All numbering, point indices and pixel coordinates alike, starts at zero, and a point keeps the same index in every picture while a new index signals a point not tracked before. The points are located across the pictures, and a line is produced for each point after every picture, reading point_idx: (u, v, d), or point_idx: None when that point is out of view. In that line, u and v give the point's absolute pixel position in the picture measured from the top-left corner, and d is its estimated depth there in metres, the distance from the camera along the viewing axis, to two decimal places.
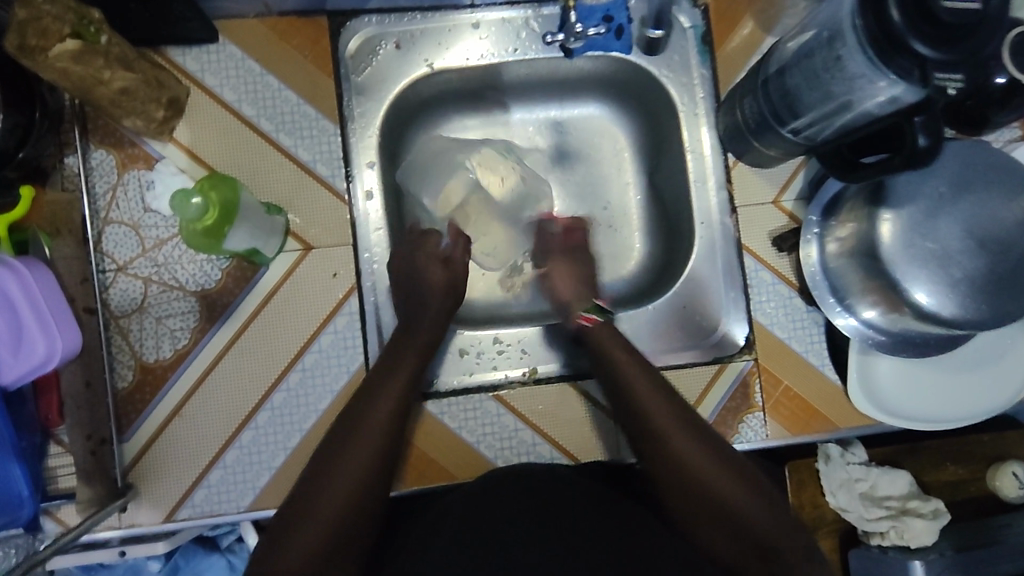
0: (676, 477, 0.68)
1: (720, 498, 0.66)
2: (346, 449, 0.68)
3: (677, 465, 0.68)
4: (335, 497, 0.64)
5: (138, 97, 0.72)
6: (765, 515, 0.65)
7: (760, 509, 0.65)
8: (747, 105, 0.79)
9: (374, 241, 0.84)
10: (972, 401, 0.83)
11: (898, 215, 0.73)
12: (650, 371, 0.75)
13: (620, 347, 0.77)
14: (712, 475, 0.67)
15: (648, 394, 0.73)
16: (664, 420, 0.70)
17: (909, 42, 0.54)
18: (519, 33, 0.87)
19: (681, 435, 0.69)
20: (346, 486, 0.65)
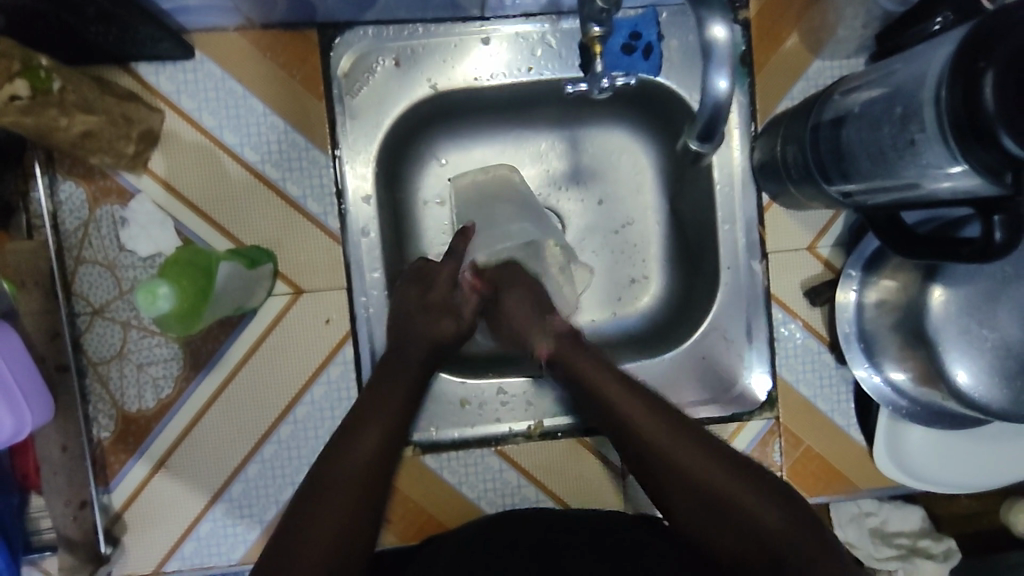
0: (683, 498, 0.58)
1: (765, 528, 0.54)
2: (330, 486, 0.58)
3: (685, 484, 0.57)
4: (321, 544, 0.55)
5: (103, 138, 0.64)
6: (792, 522, 0.55)
7: (762, 497, 0.56)
8: (789, 150, 0.70)
9: (370, 285, 0.76)
10: (1001, 472, 0.79)
11: (952, 292, 0.67)
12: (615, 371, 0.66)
13: (571, 342, 0.69)
14: (730, 491, 0.56)
15: (612, 392, 0.63)
16: (643, 430, 0.60)
17: (996, 133, 0.46)
18: (535, 49, 0.78)
19: (664, 440, 0.59)
20: (333, 527, 0.56)
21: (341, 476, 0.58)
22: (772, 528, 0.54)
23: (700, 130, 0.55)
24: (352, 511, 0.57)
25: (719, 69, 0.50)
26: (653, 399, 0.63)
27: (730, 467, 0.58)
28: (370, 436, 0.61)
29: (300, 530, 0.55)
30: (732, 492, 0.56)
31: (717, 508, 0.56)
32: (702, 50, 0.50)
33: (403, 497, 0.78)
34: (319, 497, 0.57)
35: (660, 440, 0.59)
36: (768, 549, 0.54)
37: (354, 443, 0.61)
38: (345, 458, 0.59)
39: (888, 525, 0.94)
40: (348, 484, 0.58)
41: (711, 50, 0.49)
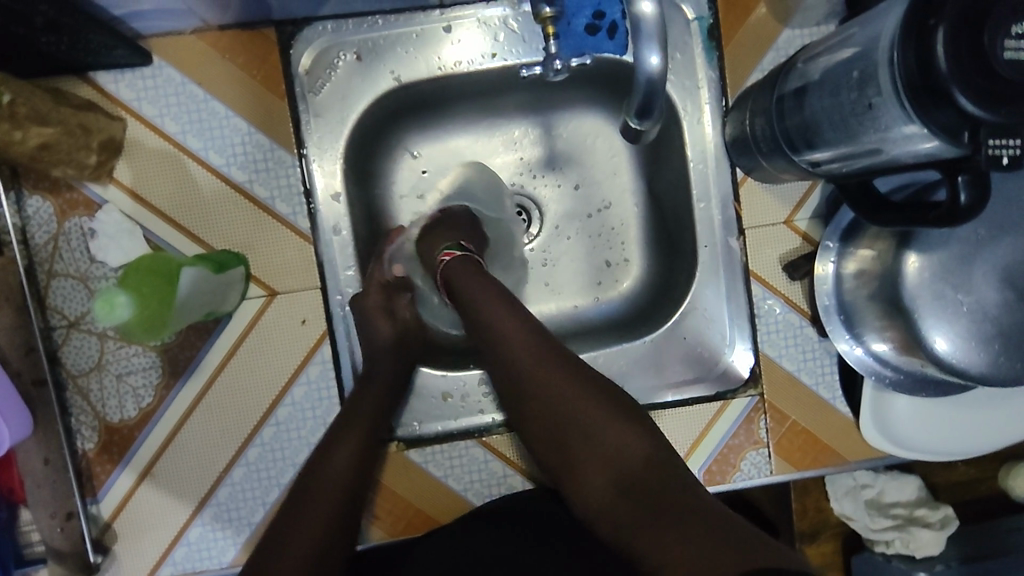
0: (541, 423, 0.67)
1: (628, 464, 0.61)
2: (306, 501, 0.62)
3: (574, 419, 0.65)
4: (300, 546, 0.59)
5: (61, 150, 0.63)
6: (638, 444, 0.62)
7: (625, 435, 0.63)
8: (758, 123, 0.70)
9: (345, 282, 0.77)
10: (987, 436, 0.78)
11: (928, 259, 0.66)
12: (517, 307, 0.73)
13: (472, 268, 0.76)
14: (617, 442, 0.62)
15: (510, 328, 0.71)
16: (538, 370, 0.68)
17: (951, 92, 0.45)
18: (497, 35, 0.77)
19: (539, 368, 0.68)
20: (319, 523, 0.61)
21: (326, 477, 0.64)
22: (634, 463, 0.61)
23: (636, 107, 0.54)
24: (332, 524, 0.62)
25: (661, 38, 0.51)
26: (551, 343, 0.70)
27: (621, 417, 0.64)
28: (346, 449, 0.66)
29: (292, 531, 0.60)
30: (618, 435, 0.63)
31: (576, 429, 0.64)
32: (631, 25, 0.50)
33: (391, 494, 0.78)
34: (301, 504, 0.62)
35: (543, 374, 0.68)
36: (629, 486, 0.59)
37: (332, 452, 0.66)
38: (325, 466, 0.65)
39: (885, 496, 0.94)
40: (334, 485, 0.64)
41: (640, 24, 0.49)
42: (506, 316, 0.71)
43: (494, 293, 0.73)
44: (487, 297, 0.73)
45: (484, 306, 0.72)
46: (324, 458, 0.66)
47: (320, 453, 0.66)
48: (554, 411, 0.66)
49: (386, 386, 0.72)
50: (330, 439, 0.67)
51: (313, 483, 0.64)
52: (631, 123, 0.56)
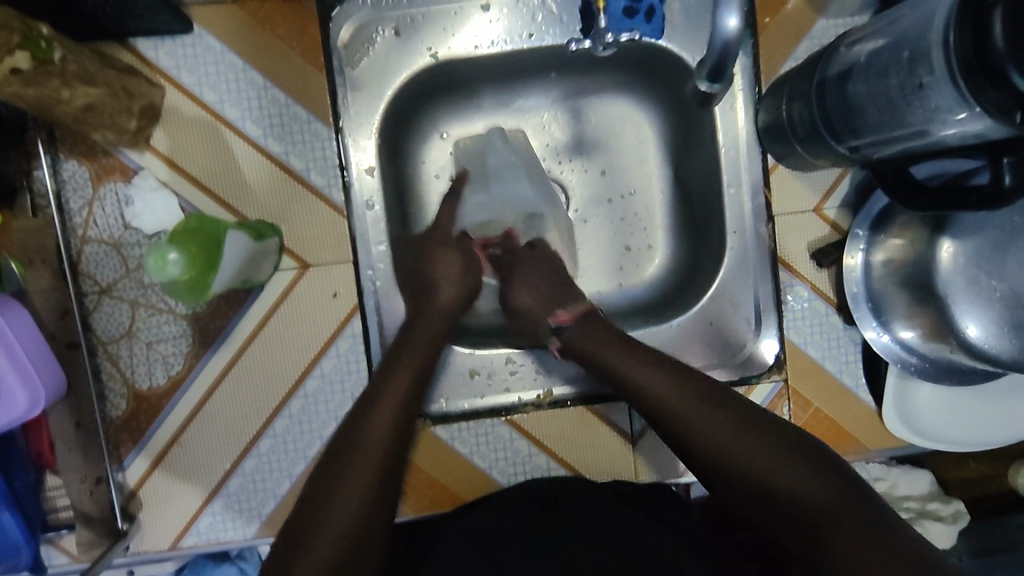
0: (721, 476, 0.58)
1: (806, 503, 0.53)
2: (351, 455, 0.59)
3: (739, 471, 0.57)
4: (344, 510, 0.56)
5: (105, 112, 0.64)
6: (833, 495, 0.53)
7: (807, 477, 0.54)
8: (794, 107, 0.70)
9: (377, 257, 0.77)
10: (1010, 427, 0.79)
11: (962, 246, 0.67)
12: (648, 356, 0.67)
13: (600, 333, 0.70)
14: (773, 468, 0.55)
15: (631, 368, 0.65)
16: (683, 412, 0.61)
17: (1006, 72, 0.46)
18: (535, 15, 0.77)
19: (702, 416, 0.60)
20: (357, 496, 0.57)
21: (373, 427, 0.61)
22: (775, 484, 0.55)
23: (710, 66, 0.56)
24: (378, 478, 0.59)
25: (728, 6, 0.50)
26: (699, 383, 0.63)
27: (772, 443, 0.57)
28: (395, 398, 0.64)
29: (330, 493, 0.57)
30: (799, 479, 0.54)
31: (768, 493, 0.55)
32: None
33: (416, 470, 0.78)
34: (348, 451, 0.60)
35: (691, 413, 0.60)
36: (802, 523, 0.52)
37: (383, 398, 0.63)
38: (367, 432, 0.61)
39: (896, 489, 0.93)
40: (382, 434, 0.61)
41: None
42: (648, 369, 0.65)
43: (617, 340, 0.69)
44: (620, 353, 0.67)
45: (624, 364, 0.66)
46: (359, 427, 0.61)
47: (356, 416, 0.62)
48: (711, 455, 0.58)
49: (422, 347, 0.69)
50: (368, 403, 0.63)
51: (347, 449, 0.60)
52: (704, 84, 0.59)
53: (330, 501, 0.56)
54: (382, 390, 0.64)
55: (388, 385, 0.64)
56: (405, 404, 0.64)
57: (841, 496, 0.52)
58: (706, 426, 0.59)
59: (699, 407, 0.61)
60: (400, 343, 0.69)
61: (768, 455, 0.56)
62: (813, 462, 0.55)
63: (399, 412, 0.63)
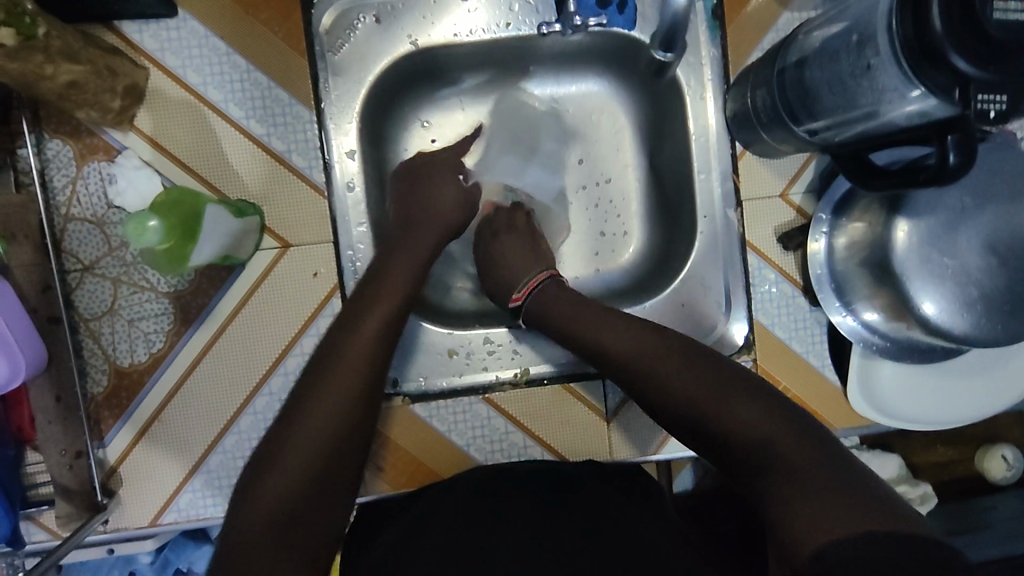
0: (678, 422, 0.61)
1: (759, 441, 0.54)
2: (328, 370, 0.59)
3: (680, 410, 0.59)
4: (318, 419, 0.56)
5: (89, 90, 0.65)
6: (779, 427, 0.54)
7: (760, 411, 0.56)
8: (758, 97, 0.73)
9: (356, 238, 0.79)
10: (971, 404, 0.82)
11: (916, 225, 0.70)
12: (620, 320, 0.69)
13: (573, 302, 0.74)
14: (734, 405, 0.57)
15: (597, 325, 0.69)
16: (662, 374, 0.62)
17: (946, 54, 0.49)
18: (512, 5, 0.80)
19: (662, 370, 0.62)
20: (326, 421, 0.56)
21: (353, 342, 0.61)
22: (707, 409, 0.58)
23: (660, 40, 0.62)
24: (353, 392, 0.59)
25: None
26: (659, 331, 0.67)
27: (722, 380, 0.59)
28: (376, 315, 0.64)
29: (308, 392, 0.58)
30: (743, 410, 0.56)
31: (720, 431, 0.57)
32: None
33: (395, 447, 0.80)
34: (331, 359, 0.60)
35: (644, 356, 0.64)
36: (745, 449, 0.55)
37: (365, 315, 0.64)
38: (339, 358, 0.60)
39: None
40: (358, 350, 0.61)
41: None
42: (620, 331, 0.67)
43: (586, 307, 0.72)
44: (582, 310, 0.72)
45: (580, 316, 0.72)
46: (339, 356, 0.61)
47: (333, 336, 0.62)
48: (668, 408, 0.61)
49: None
50: (351, 320, 0.63)
51: (319, 380, 0.59)
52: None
53: (296, 429, 0.56)
54: (359, 325, 0.62)
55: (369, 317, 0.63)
56: (387, 329, 0.63)
57: (784, 433, 0.54)
58: (671, 381, 0.61)
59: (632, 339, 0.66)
60: (388, 263, 0.69)
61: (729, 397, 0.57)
62: (764, 398, 0.57)
63: (380, 339, 0.62)
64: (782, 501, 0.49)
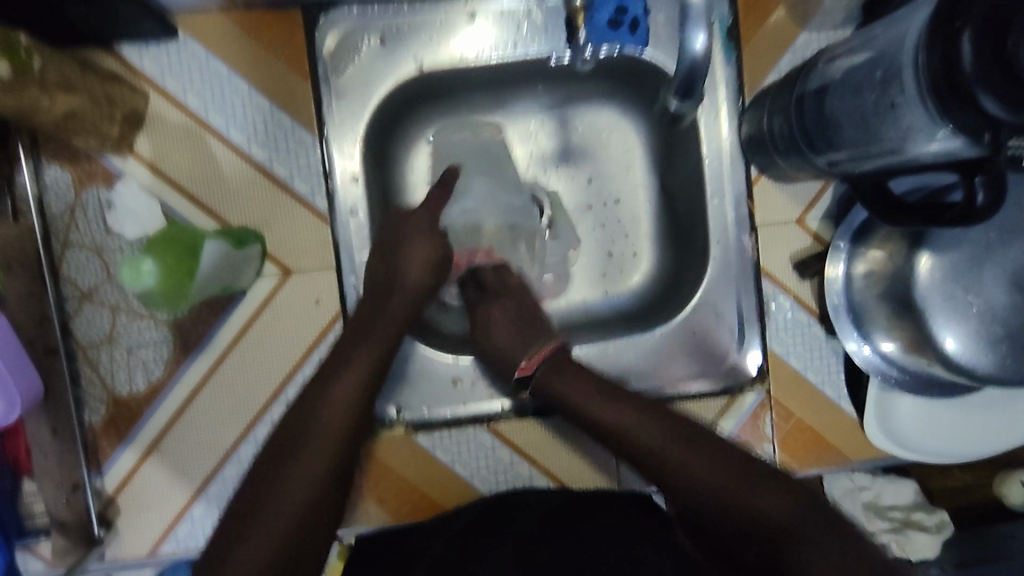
0: (688, 511, 0.61)
1: (770, 527, 0.55)
2: (308, 428, 0.61)
3: (726, 514, 0.58)
4: (301, 477, 0.57)
5: (85, 119, 0.64)
6: (795, 517, 0.55)
7: (774, 503, 0.56)
8: (774, 122, 0.71)
9: (359, 264, 0.76)
10: (995, 438, 0.79)
11: (940, 259, 0.68)
12: (622, 396, 0.68)
13: (570, 374, 0.71)
14: (743, 498, 0.58)
15: (599, 405, 0.68)
16: (670, 456, 0.62)
17: (975, 94, 0.46)
18: (520, 26, 0.78)
19: (669, 453, 0.63)
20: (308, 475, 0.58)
21: (332, 401, 0.63)
22: (767, 521, 0.55)
23: (680, 83, 0.57)
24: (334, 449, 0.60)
25: (696, 25, 0.52)
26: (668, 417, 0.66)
27: (722, 465, 0.60)
28: (356, 369, 0.65)
29: (289, 450, 0.59)
30: (759, 504, 0.57)
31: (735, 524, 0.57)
32: (680, 8, 0.52)
33: (397, 477, 0.78)
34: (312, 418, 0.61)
35: (652, 444, 0.64)
36: (769, 544, 0.54)
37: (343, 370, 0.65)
38: (318, 417, 0.61)
39: (882, 499, 0.94)
40: (336, 407, 0.62)
41: (688, 8, 0.52)
42: (611, 405, 0.67)
43: (589, 382, 0.70)
44: (584, 391, 0.69)
45: (574, 390, 0.70)
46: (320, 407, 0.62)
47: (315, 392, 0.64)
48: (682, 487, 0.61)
49: None
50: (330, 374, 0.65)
51: (302, 427, 0.61)
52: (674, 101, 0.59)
53: (285, 469, 0.58)
54: (340, 372, 0.65)
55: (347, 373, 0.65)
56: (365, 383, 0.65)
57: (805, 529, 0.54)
58: (681, 465, 0.61)
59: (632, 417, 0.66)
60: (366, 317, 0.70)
61: (735, 489, 0.58)
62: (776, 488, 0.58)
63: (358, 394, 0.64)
64: None
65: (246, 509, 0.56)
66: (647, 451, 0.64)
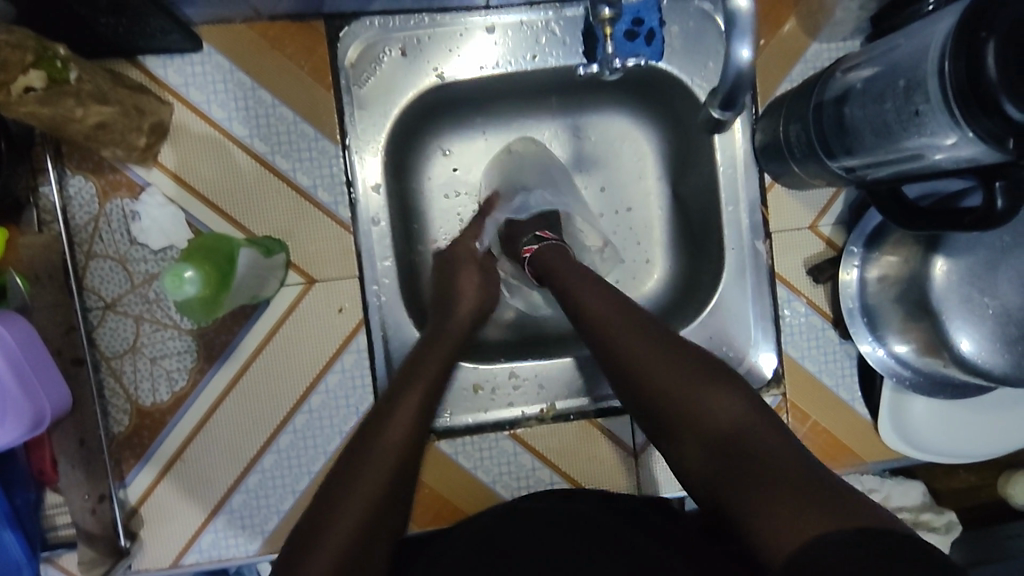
0: (638, 395, 0.59)
1: (724, 428, 0.53)
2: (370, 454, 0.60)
3: (682, 413, 0.55)
4: (359, 503, 0.57)
5: (115, 130, 0.64)
6: (752, 420, 0.53)
7: (731, 403, 0.54)
8: (791, 129, 0.73)
9: (382, 273, 0.78)
10: (1005, 439, 0.80)
11: (954, 264, 0.69)
12: (605, 288, 0.68)
13: (569, 262, 0.74)
14: (701, 396, 0.55)
15: (586, 292, 0.68)
16: (629, 344, 0.61)
17: (999, 101, 0.48)
18: (539, 37, 0.79)
19: (637, 342, 0.61)
20: (372, 492, 0.58)
21: (395, 427, 0.62)
22: (727, 426, 0.53)
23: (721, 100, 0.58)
24: (396, 476, 0.59)
25: (742, 40, 0.52)
26: (636, 313, 0.65)
27: (682, 360, 0.58)
28: (413, 397, 0.65)
29: (353, 475, 0.59)
30: (712, 401, 0.54)
31: (685, 417, 0.55)
32: (725, 19, 0.53)
33: (419, 484, 0.79)
34: (373, 445, 0.61)
35: (623, 335, 0.62)
36: (723, 445, 0.52)
37: (400, 400, 0.64)
38: (382, 437, 0.61)
39: (891, 500, 0.95)
40: (398, 435, 0.61)
41: (733, 22, 0.52)
42: (597, 291, 0.68)
43: (584, 275, 0.71)
44: (577, 279, 0.70)
45: (573, 287, 0.69)
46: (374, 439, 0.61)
47: (377, 422, 0.63)
48: (640, 376, 0.59)
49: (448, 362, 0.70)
50: (393, 399, 0.64)
51: (366, 452, 0.60)
52: (717, 113, 0.60)
53: (349, 494, 0.57)
54: (399, 399, 0.64)
55: (406, 396, 0.65)
56: (424, 412, 0.64)
57: (754, 436, 0.52)
58: (639, 352, 0.60)
59: (601, 298, 0.67)
60: (420, 353, 0.70)
61: (691, 380, 0.56)
62: (730, 386, 0.55)
63: (415, 422, 0.63)
64: (758, 523, 0.47)
65: (303, 530, 0.56)
66: (612, 345, 0.63)
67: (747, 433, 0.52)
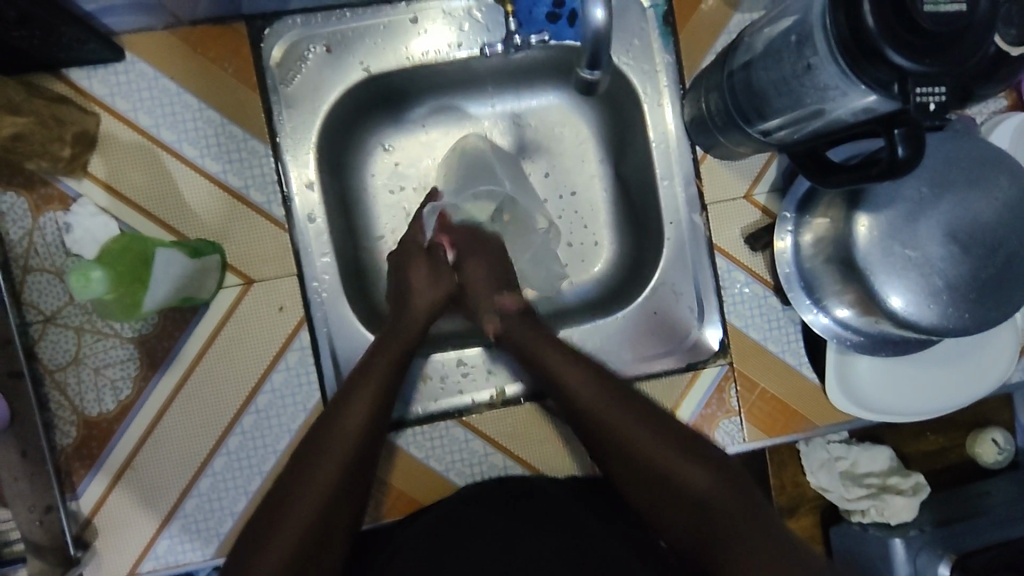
0: (612, 460, 0.69)
1: (698, 498, 0.65)
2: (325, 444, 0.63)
3: (659, 482, 0.66)
4: (316, 492, 0.61)
5: (36, 141, 0.65)
6: (715, 488, 0.65)
7: (702, 474, 0.65)
8: (710, 99, 0.74)
9: (321, 268, 0.78)
10: (951, 390, 0.81)
11: (877, 219, 0.67)
12: (567, 349, 0.73)
13: (532, 330, 0.75)
14: (671, 465, 0.66)
15: (557, 364, 0.72)
16: (601, 413, 0.69)
17: (883, 50, 0.49)
18: (463, 25, 0.80)
19: (605, 410, 0.69)
20: (326, 479, 0.61)
21: (351, 415, 0.65)
22: (704, 495, 0.65)
23: (587, 56, 0.60)
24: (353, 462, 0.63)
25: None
26: (597, 371, 0.72)
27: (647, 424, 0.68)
28: (372, 380, 0.67)
29: (305, 467, 0.62)
30: (679, 468, 0.66)
31: (660, 484, 0.66)
32: None
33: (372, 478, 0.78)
34: (328, 436, 0.64)
35: (588, 392, 0.70)
36: (697, 516, 0.64)
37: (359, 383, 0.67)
38: (337, 425, 0.64)
39: (858, 466, 0.95)
40: (354, 421, 0.65)
41: None
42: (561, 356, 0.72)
43: (548, 339, 0.74)
44: (544, 344, 0.74)
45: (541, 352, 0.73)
46: (332, 423, 0.65)
47: (335, 410, 0.65)
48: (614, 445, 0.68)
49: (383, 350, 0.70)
50: (351, 382, 0.67)
51: (321, 444, 0.63)
52: (586, 73, 0.62)
53: (306, 483, 0.61)
54: (356, 383, 0.67)
55: (363, 380, 0.67)
56: (381, 395, 0.67)
57: (729, 506, 0.64)
58: (607, 417, 0.69)
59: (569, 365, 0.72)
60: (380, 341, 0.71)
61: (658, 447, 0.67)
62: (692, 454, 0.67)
63: (372, 405, 0.66)
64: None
65: (265, 516, 0.61)
66: (584, 411, 0.70)
67: (712, 505, 0.64)
